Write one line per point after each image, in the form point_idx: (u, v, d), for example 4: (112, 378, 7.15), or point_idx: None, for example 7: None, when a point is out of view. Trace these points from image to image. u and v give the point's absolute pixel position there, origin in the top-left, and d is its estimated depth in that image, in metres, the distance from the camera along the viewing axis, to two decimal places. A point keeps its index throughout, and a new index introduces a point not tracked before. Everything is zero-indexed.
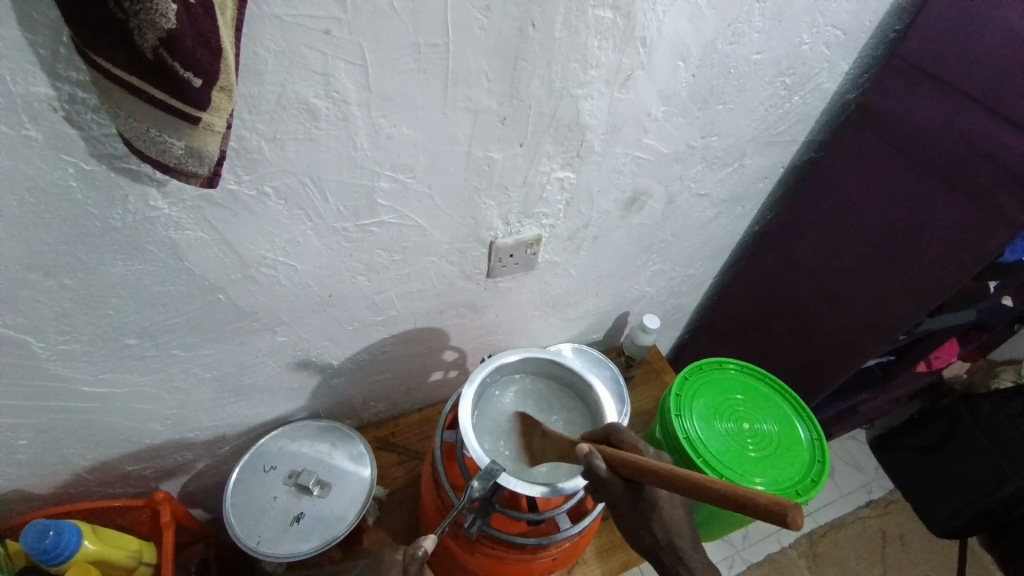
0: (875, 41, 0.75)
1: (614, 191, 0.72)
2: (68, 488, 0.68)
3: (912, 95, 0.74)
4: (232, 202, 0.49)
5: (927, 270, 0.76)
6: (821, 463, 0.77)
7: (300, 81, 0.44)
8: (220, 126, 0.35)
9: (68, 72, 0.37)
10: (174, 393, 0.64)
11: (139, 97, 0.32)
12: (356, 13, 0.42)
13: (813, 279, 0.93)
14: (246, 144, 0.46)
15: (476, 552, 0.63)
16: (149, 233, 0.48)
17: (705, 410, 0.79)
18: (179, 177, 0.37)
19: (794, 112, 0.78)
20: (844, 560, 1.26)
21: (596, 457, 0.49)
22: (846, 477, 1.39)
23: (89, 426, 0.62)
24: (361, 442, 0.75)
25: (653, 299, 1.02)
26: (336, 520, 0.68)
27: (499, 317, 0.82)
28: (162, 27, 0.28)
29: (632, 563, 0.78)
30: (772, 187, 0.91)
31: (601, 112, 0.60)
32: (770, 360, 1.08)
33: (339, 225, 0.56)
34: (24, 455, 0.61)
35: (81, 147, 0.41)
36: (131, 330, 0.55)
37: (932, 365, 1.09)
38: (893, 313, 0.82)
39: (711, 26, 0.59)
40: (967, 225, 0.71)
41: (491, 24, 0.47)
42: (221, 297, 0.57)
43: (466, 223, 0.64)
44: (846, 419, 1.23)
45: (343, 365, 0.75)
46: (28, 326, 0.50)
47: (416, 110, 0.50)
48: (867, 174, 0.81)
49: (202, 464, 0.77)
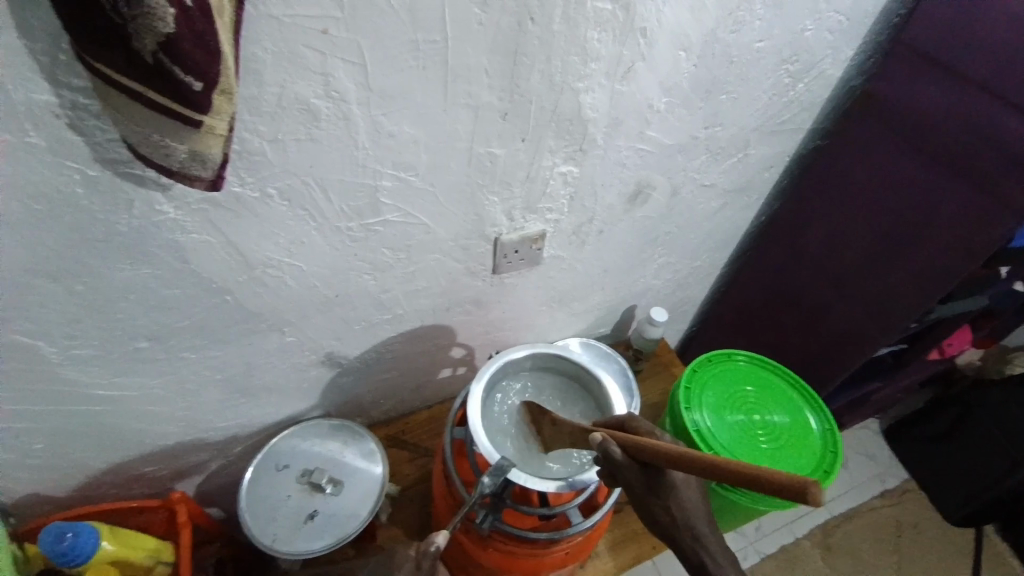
0: (878, 25, 0.75)
1: (618, 184, 0.72)
2: (84, 489, 0.69)
3: (917, 80, 0.73)
4: (237, 204, 0.50)
5: (936, 260, 0.75)
6: (834, 454, 0.76)
7: (300, 82, 0.44)
8: (221, 129, 0.35)
9: (70, 79, 0.37)
10: (185, 394, 0.65)
11: (141, 102, 0.33)
12: (353, 12, 0.42)
13: (821, 270, 0.92)
14: (248, 146, 0.46)
15: (488, 548, 0.63)
16: (155, 237, 0.49)
17: (714, 402, 0.79)
18: (183, 181, 0.38)
19: (798, 99, 0.78)
20: (859, 551, 1.25)
21: (609, 443, 0.49)
22: (859, 467, 1.38)
23: (102, 428, 0.63)
24: (371, 440, 0.75)
25: (659, 292, 1.01)
26: (349, 517, 0.68)
27: (505, 313, 0.82)
28: (160, 31, 0.29)
29: (643, 557, 0.78)
30: (778, 175, 0.91)
31: (602, 104, 0.60)
32: (780, 350, 1.07)
33: (343, 224, 0.57)
34: (40, 458, 0.62)
35: (85, 152, 0.41)
36: (140, 333, 0.56)
37: (945, 352, 1.08)
38: (900, 303, 0.82)
39: (711, 15, 0.58)
40: (973, 212, 0.70)
41: (488, 20, 0.47)
42: (228, 299, 0.58)
43: (470, 220, 0.64)
44: (858, 409, 1.22)
45: (351, 364, 0.75)
46: (39, 332, 0.51)
47: (416, 108, 0.50)
48: (872, 161, 0.80)
49: (215, 465, 0.78)
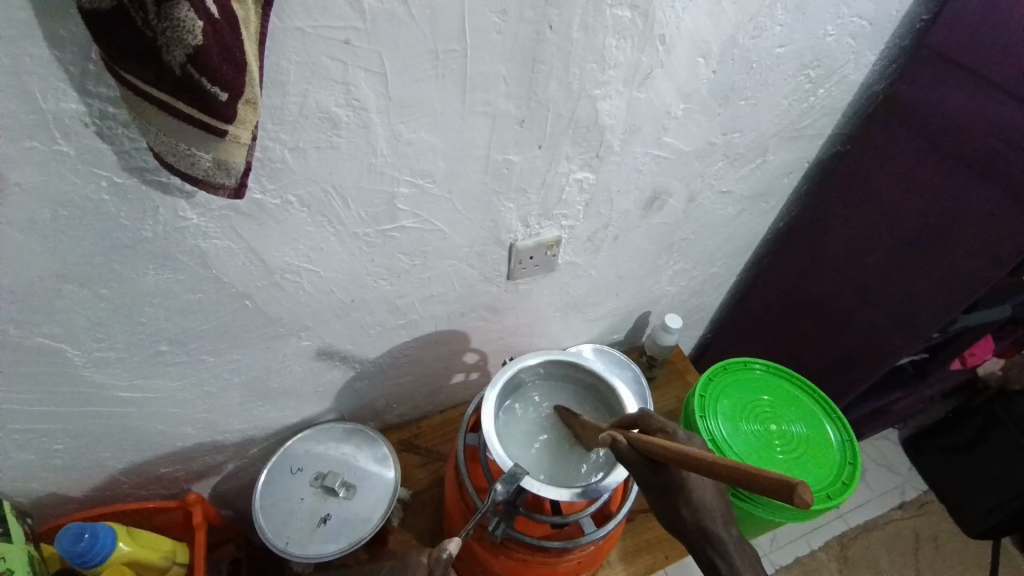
0: (900, 31, 0.74)
1: (634, 191, 0.72)
2: (104, 489, 0.70)
3: (941, 87, 0.72)
4: (257, 211, 0.50)
5: (962, 266, 0.74)
6: (852, 465, 0.75)
7: (321, 91, 0.44)
8: (245, 138, 0.36)
9: (98, 89, 0.38)
10: (204, 397, 0.66)
11: (167, 112, 0.33)
12: (374, 22, 0.42)
13: (841, 277, 0.91)
14: (269, 154, 0.47)
15: (500, 555, 0.63)
16: (178, 243, 0.49)
17: (730, 410, 0.79)
18: (208, 189, 0.38)
19: (818, 106, 0.77)
20: (877, 563, 1.23)
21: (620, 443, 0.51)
22: (876, 477, 1.36)
23: (122, 430, 0.64)
24: (385, 444, 0.75)
25: (674, 299, 1.01)
26: (362, 521, 0.68)
27: (520, 319, 0.82)
28: (189, 43, 0.29)
29: (657, 566, 0.77)
30: (797, 183, 0.90)
31: (619, 111, 0.60)
32: (797, 359, 1.06)
33: (360, 231, 0.57)
34: (63, 458, 0.63)
35: (112, 161, 0.42)
36: (162, 337, 0.57)
37: (966, 362, 1.06)
38: (924, 310, 0.80)
39: (731, 21, 0.58)
40: (1000, 218, 0.69)
41: (507, 28, 0.47)
42: (247, 303, 0.58)
43: (486, 226, 0.64)
44: (877, 419, 1.20)
45: (366, 368, 0.76)
46: (64, 336, 0.52)
47: (435, 116, 0.51)
48: (896, 167, 0.79)
49: (231, 466, 0.79)
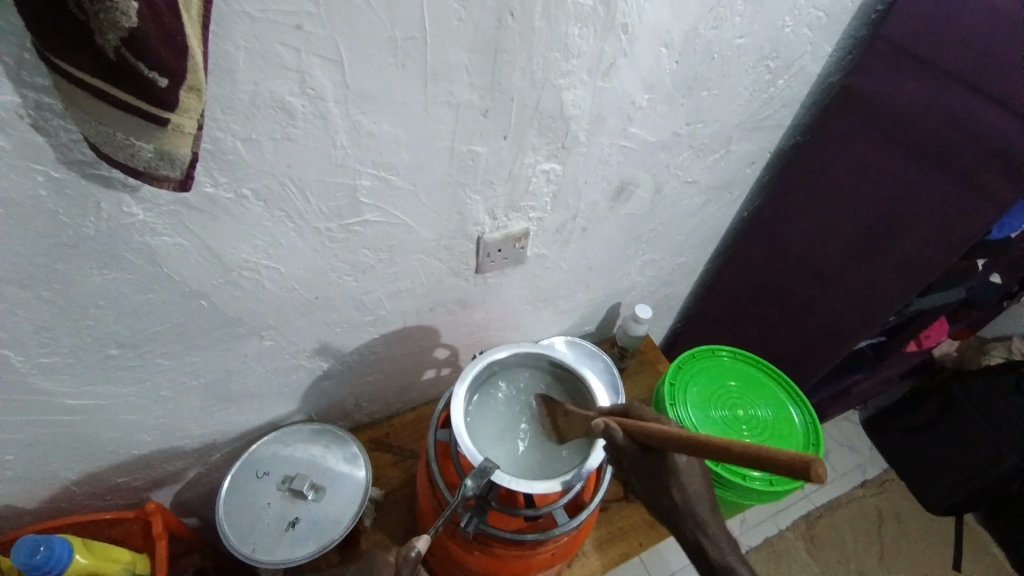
0: (856, 21, 0.75)
1: (601, 182, 0.72)
2: (58, 502, 0.67)
3: (894, 76, 0.74)
4: (211, 205, 0.48)
5: (919, 252, 0.76)
6: (817, 447, 0.77)
7: (275, 79, 0.43)
8: (190, 128, 0.34)
9: (33, 78, 0.36)
10: (162, 402, 0.63)
11: (103, 99, 0.31)
12: (329, 8, 0.41)
13: (803, 265, 0.93)
14: (221, 145, 0.45)
15: (474, 550, 0.62)
16: (126, 241, 0.47)
17: (698, 398, 0.80)
18: (152, 182, 0.36)
19: (778, 97, 0.78)
20: (842, 541, 1.27)
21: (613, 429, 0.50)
22: (840, 458, 1.40)
23: (75, 439, 0.61)
24: (354, 444, 0.74)
25: (644, 290, 1.01)
26: (332, 524, 0.67)
27: (490, 313, 0.81)
28: (123, 26, 0.27)
29: (631, 554, 0.78)
30: (759, 172, 0.91)
31: (584, 102, 0.60)
32: (763, 346, 1.08)
33: (322, 226, 0.55)
34: (12, 470, 0.60)
35: (49, 155, 0.39)
36: (112, 340, 0.54)
37: (922, 344, 1.10)
38: (884, 294, 0.83)
39: (693, 12, 0.58)
40: (954, 205, 0.71)
41: (468, 15, 0.46)
42: (204, 303, 0.56)
43: (453, 219, 0.63)
44: (840, 401, 1.23)
45: (333, 367, 0.74)
46: (5, 342, 0.49)
47: (397, 107, 0.49)
48: (853, 156, 0.81)
49: (194, 473, 0.76)
